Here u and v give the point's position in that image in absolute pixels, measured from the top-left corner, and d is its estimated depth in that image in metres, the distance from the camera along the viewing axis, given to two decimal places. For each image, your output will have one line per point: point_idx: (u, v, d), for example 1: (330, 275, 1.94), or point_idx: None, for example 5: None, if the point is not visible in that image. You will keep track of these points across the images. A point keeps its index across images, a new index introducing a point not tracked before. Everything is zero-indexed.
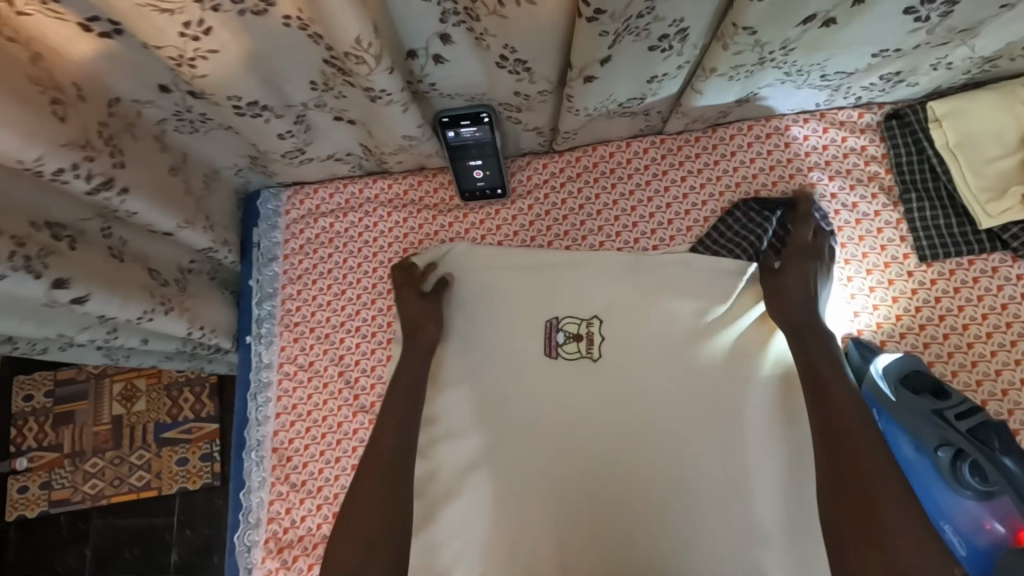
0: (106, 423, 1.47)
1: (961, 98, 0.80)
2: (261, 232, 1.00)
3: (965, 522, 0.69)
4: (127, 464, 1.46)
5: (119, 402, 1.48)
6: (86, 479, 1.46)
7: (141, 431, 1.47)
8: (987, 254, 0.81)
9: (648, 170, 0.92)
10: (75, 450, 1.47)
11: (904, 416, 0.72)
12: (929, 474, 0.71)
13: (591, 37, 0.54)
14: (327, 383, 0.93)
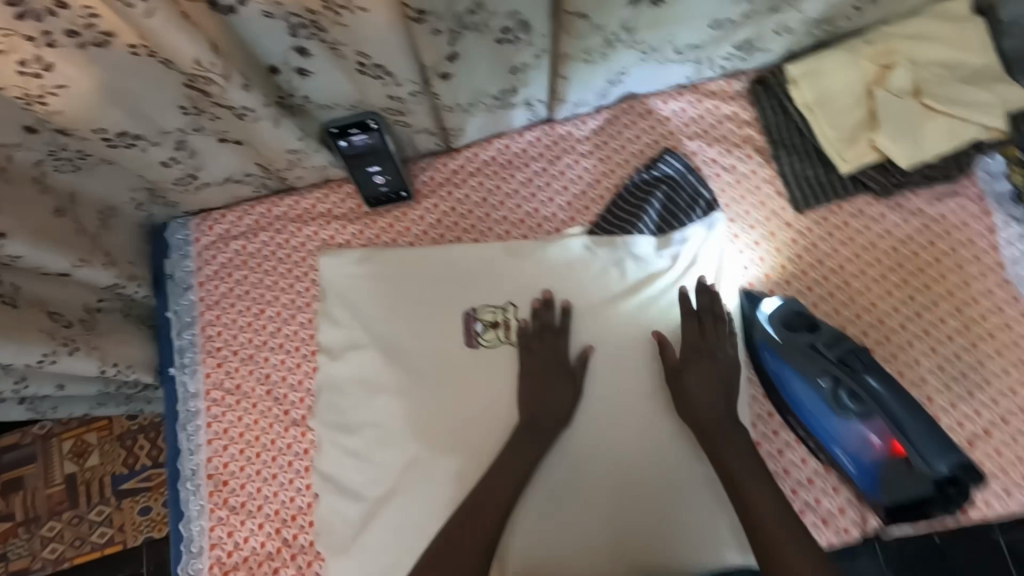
0: (59, 484, 1.37)
1: (813, 59, 0.87)
2: (174, 263, 0.99)
3: (853, 443, 0.75)
4: (86, 522, 1.36)
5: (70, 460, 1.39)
6: (45, 544, 1.36)
7: (98, 486, 1.38)
8: (853, 198, 0.88)
9: (542, 158, 0.96)
10: (28, 516, 1.36)
11: (789, 353, 0.79)
12: (818, 404, 0.77)
13: (429, 37, 0.62)
14: (256, 403, 0.93)
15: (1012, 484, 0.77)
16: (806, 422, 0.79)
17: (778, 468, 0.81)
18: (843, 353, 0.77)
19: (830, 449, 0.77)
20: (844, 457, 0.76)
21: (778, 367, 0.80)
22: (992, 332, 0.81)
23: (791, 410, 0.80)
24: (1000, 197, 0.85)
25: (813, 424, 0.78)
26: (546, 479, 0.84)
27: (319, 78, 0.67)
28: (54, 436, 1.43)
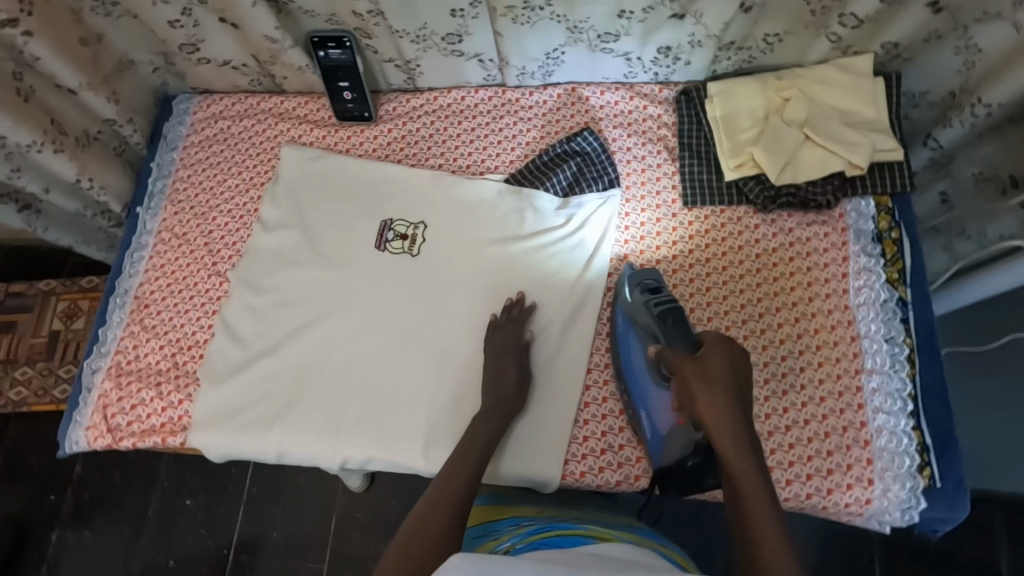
0: (43, 336, 1.66)
1: (731, 82, 1.00)
2: (170, 125, 1.18)
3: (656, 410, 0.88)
4: (54, 376, 1.63)
5: (60, 318, 1.67)
6: (13, 385, 1.62)
7: (74, 348, 1.65)
8: (735, 206, 0.98)
9: (488, 113, 1.11)
10: (10, 357, 1.64)
11: (632, 313, 0.92)
12: (640, 367, 0.90)
13: None
14: (193, 250, 1.09)
15: (795, 476, 0.84)
16: (629, 383, 0.90)
17: (598, 411, 0.93)
18: (676, 320, 0.90)
19: (638, 410, 0.89)
20: (646, 420, 0.88)
21: (621, 329, 0.92)
22: (818, 344, 0.90)
23: (621, 372, 0.92)
24: (861, 234, 0.93)
25: (631, 385, 0.90)
26: (399, 370, 0.97)
27: None
28: (52, 296, 1.70)
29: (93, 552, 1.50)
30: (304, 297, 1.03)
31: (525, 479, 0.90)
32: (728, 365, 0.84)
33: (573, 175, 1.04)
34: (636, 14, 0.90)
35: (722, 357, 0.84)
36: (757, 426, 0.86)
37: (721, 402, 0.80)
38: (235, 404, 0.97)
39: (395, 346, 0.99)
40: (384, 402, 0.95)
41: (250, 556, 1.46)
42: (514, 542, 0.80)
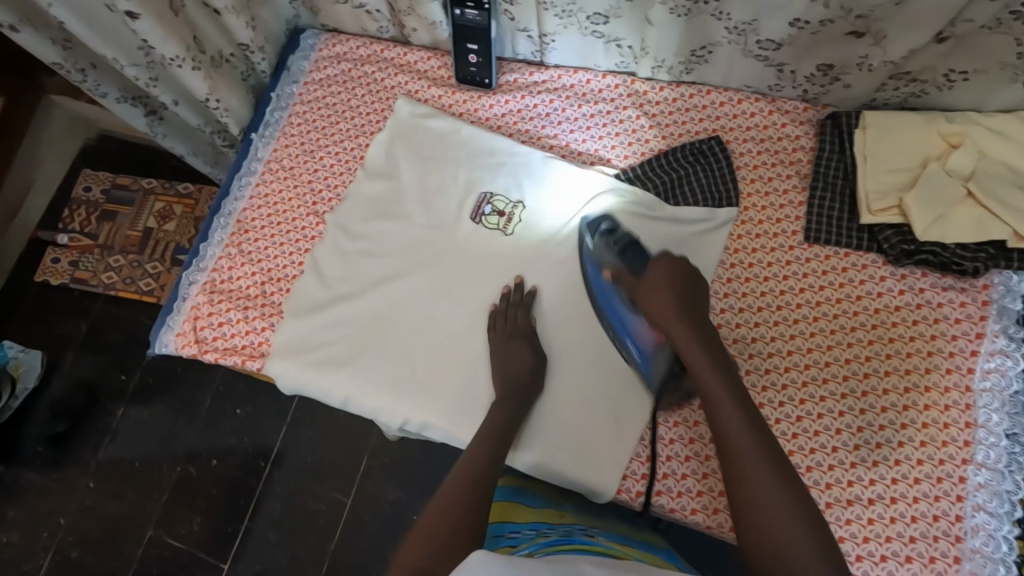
0: (139, 230, 1.80)
1: (889, 116, 0.91)
2: (295, 58, 1.20)
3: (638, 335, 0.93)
4: (142, 268, 1.77)
5: (155, 217, 1.82)
6: (106, 269, 1.77)
7: (163, 247, 1.79)
8: (862, 252, 0.90)
9: (611, 102, 1.05)
10: (108, 243, 1.80)
11: (597, 255, 0.96)
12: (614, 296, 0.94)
13: None
14: (297, 186, 1.12)
15: (865, 553, 0.78)
16: (610, 318, 0.94)
17: (666, 433, 0.89)
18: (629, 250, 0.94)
19: (622, 340, 0.92)
20: (634, 348, 0.92)
21: (591, 274, 0.96)
22: (925, 422, 0.82)
23: (597, 304, 0.95)
24: (1004, 311, 0.83)
25: (608, 319, 0.94)
26: (476, 348, 0.96)
27: None
28: (152, 195, 1.85)
29: (148, 432, 1.62)
30: (393, 253, 1.04)
31: (580, 483, 0.88)
32: (673, 278, 0.89)
33: (697, 185, 0.97)
34: (811, 25, 0.80)
35: (669, 278, 0.89)
36: (834, 491, 0.81)
37: (679, 322, 0.85)
38: (312, 343, 1.00)
39: (476, 322, 0.98)
40: (455, 373, 0.95)
41: (282, 469, 1.54)
42: (534, 549, 0.75)
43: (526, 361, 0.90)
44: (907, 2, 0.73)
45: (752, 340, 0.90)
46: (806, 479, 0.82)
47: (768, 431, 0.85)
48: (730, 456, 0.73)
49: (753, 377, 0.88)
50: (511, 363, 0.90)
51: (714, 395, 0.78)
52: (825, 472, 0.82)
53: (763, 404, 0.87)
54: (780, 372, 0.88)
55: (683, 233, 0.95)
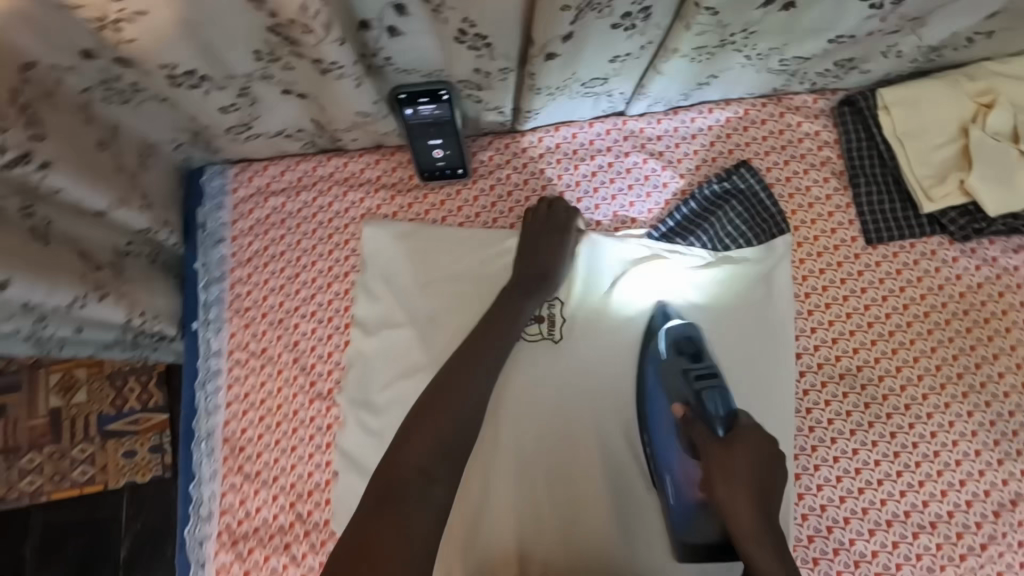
0: (43, 416, 1.23)
1: (911, 87, 0.83)
2: (206, 212, 0.94)
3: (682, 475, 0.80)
4: (67, 459, 1.22)
5: (56, 394, 1.24)
6: (23, 476, 1.22)
7: (82, 424, 1.24)
8: (927, 238, 0.85)
9: (609, 151, 0.92)
10: (10, 446, 1.22)
11: (666, 375, 0.82)
12: (665, 425, 0.82)
13: (553, 12, 0.56)
14: (282, 370, 0.90)
15: None
16: (651, 441, 0.82)
17: (815, 503, 0.80)
18: (716, 405, 0.78)
19: (662, 474, 0.81)
20: (670, 486, 0.80)
21: (650, 385, 0.83)
22: None
23: (643, 424, 0.83)
24: None
25: (654, 441, 0.82)
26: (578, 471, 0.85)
27: (410, 41, 0.61)
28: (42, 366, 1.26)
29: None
30: None
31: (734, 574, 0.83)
32: (750, 441, 0.75)
33: (740, 219, 0.87)
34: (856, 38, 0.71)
35: (745, 451, 0.75)
36: (995, 495, 0.78)
37: (744, 489, 0.72)
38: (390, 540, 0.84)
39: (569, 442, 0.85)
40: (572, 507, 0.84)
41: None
42: None
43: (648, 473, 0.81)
44: None
45: (858, 369, 0.84)
46: (965, 493, 0.79)
47: (911, 458, 0.81)
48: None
49: (875, 408, 0.82)
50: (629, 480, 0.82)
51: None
52: (980, 480, 0.79)
53: (895, 433, 0.81)
54: (897, 393, 0.82)
55: (744, 284, 0.86)
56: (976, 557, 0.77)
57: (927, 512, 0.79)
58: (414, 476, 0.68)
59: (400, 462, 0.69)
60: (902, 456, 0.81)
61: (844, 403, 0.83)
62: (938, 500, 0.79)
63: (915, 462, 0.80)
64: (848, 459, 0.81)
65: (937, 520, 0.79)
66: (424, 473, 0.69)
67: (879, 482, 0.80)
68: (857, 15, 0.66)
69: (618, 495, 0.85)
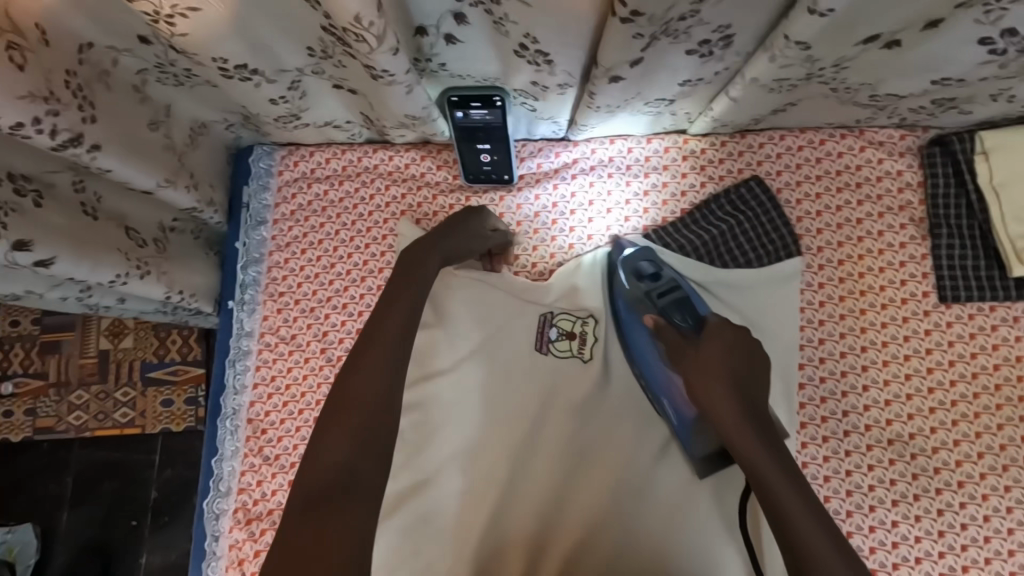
0: (92, 357, 1.27)
1: (1018, 136, 0.75)
2: (251, 192, 0.95)
3: (678, 396, 0.76)
4: (111, 400, 1.27)
5: (105, 337, 1.28)
6: (71, 410, 1.27)
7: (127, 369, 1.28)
8: (1010, 303, 0.77)
9: (665, 170, 0.86)
10: (60, 380, 1.27)
11: (635, 302, 0.79)
12: (650, 352, 0.77)
13: (625, 39, 0.51)
14: (309, 359, 0.91)
15: None
16: (643, 372, 0.79)
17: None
18: (677, 308, 0.76)
19: (658, 399, 0.77)
20: (669, 407, 0.76)
21: (623, 316, 0.80)
22: None
23: (631, 355, 0.80)
24: None
25: (639, 362, 0.79)
26: (580, 472, 0.79)
27: (469, 50, 0.59)
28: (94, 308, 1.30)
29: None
30: None
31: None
32: (728, 351, 0.72)
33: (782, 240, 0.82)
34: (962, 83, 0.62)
35: (722, 348, 0.72)
36: None
37: (735, 405, 0.67)
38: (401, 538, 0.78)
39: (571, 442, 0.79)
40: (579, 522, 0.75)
41: None
42: None
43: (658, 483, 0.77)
44: None
45: (911, 437, 0.77)
46: None
47: (957, 540, 0.74)
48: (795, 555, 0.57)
49: (923, 480, 0.76)
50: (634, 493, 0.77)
51: (785, 505, 0.60)
52: None
53: (943, 510, 0.75)
54: (951, 468, 0.76)
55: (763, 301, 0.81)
56: None
57: None
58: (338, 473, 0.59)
59: (320, 461, 0.59)
60: (948, 536, 0.74)
61: (890, 471, 0.76)
62: None
63: (962, 546, 0.74)
64: (885, 530, 0.75)
65: None
66: (342, 465, 0.60)
67: (917, 560, 0.74)
68: (970, 60, 0.58)
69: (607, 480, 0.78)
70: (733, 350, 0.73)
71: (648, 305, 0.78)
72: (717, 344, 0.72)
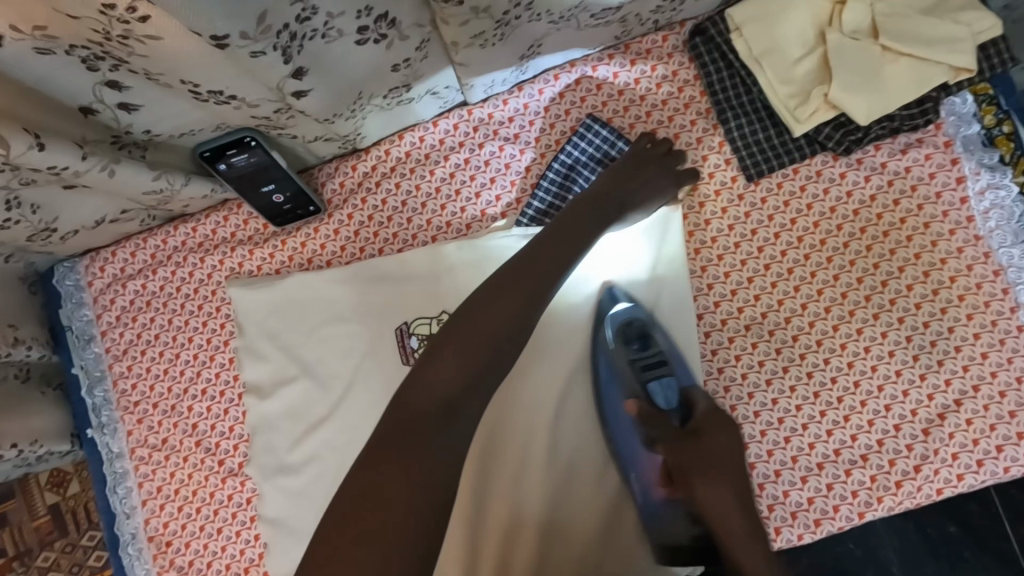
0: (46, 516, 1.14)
1: (762, 3, 0.75)
2: (68, 314, 0.89)
3: (647, 473, 0.75)
4: (81, 548, 1.15)
5: (52, 490, 1.15)
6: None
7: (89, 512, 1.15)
8: (810, 160, 0.79)
9: (462, 148, 0.84)
10: (21, 549, 1.14)
11: (615, 363, 0.77)
12: (625, 418, 0.77)
13: (249, 61, 0.46)
14: (187, 457, 0.87)
15: (984, 454, 0.73)
16: (619, 445, 0.77)
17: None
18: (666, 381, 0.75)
19: (626, 469, 0.76)
20: (636, 483, 0.75)
21: (604, 375, 0.78)
22: (961, 295, 0.75)
23: (602, 419, 0.78)
24: (968, 142, 0.76)
25: (614, 432, 0.77)
26: (518, 451, 0.79)
27: (152, 108, 0.55)
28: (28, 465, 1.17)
29: None
30: (350, 459, 0.82)
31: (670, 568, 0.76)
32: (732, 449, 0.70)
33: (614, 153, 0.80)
34: None
35: (720, 446, 0.70)
36: (923, 413, 0.75)
37: (728, 501, 0.67)
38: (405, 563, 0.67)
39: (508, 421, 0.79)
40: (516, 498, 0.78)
41: None
42: None
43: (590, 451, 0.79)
44: None
45: (763, 316, 0.79)
46: (893, 419, 0.75)
47: (832, 395, 0.77)
48: None
49: (787, 352, 0.78)
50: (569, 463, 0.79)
51: None
52: (905, 401, 0.75)
53: (812, 372, 0.77)
54: (807, 332, 0.78)
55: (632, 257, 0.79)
56: (912, 481, 0.74)
57: (854, 447, 0.76)
58: (438, 410, 0.57)
59: (418, 396, 0.58)
60: (822, 395, 0.77)
61: (755, 354, 0.78)
62: (866, 432, 0.76)
63: (838, 399, 0.76)
64: (768, 411, 0.77)
65: (867, 452, 0.75)
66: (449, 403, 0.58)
67: (804, 426, 0.77)
68: None
69: (573, 470, 0.79)
70: (726, 436, 0.71)
71: (630, 372, 0.77)
72: (710, 434, 0.71)
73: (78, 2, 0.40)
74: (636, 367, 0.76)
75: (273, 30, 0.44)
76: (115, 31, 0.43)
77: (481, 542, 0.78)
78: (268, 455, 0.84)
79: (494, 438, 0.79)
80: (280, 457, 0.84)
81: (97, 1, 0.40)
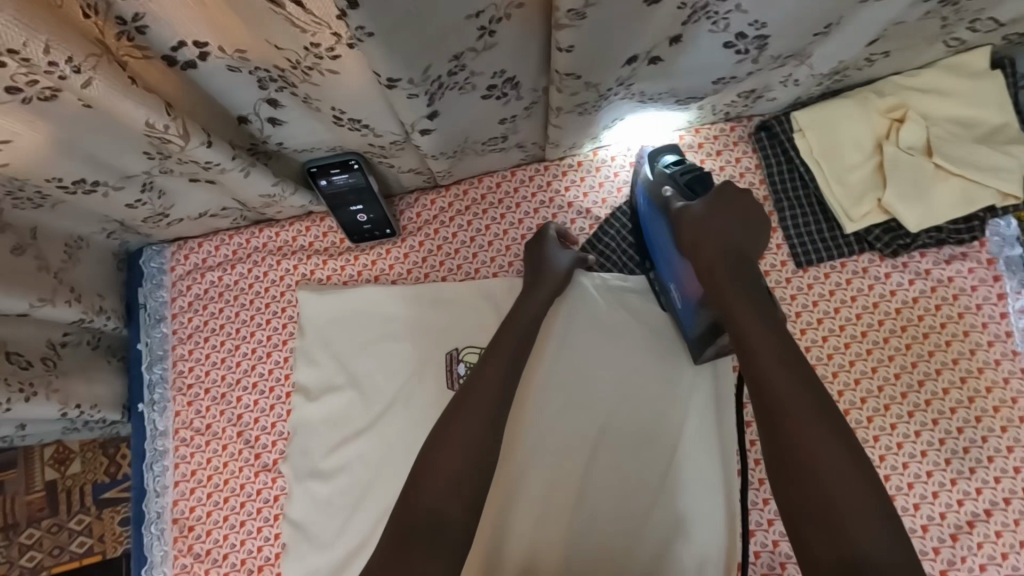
0: (40, 490, 1.16)
1: (824, 109, 0.83)
2: (146, 292, 0.96)
3: (678, 284, 0.77)
4: (65, 531, 1.16)
5: (50, 467, 1.17)
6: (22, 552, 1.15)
7: (77, 495, 1.17)
8: (857, 256, 0.84)
9: (534, 199, 0.91)
10: (8, 522, 1.16)
11: (648, 188, 0.80)
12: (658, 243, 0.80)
13: (404, 101, 0.56)
14: (226, 446, 0.90)
15: (1012, 570, 0.73)
16: (658, 266, 0.83)
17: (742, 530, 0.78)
18: (693, 185, 0.77)
19: (669, 290, 0.81)
20: (676, 296, 0.79)
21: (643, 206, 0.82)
22: (996, 407, 0.78)
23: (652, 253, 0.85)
24: (1011, 263, 0.81)
25: (653, 248, 0.83)
26: (554, 475, 0.81)
27: (293, 127, 0.65)
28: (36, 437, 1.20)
29: None
30: (380, 472, 0.84)
31: None
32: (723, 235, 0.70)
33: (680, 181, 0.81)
34: (738, 78, 0.73)
35: (715, 241, 0.70)
36: (952, 518, 0.75)
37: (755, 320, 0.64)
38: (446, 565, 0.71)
39: (546, 446, 0.82)
40: (549, 521, 0.80)
41: None
42: None
43: (623, 488, 0.80)
44: (836, 31, 0.69)
45: None
46: (921, 518, 0.76)
47: None
48: (792, 458, 0.56)
49: None
50: (601, 495, 0.80)
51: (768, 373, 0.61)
52: (934, 502, 0.76)
53: None
54: None
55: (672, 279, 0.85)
56: None
57: None
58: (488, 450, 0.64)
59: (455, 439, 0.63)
60: None
61: None
62: None
63: None
64: None
65: None
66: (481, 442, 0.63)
67: None
68: (725, 61, 0.67)
69: (596, 520, 0.79)
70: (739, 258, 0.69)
71: (653, 190, 0.79)
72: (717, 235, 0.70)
73: (292, 38, 0.51)
74: (658, 183, 0.79)
75: (431, 78, 0.54)
76: (306, 62, 0.54)
77: (502, 566, 0.79)
78: (304, 453, 0.87)
79: (510, 487, 0.81)
80: (316, 454, 0.87)
81: (308, 40, 0.51)
